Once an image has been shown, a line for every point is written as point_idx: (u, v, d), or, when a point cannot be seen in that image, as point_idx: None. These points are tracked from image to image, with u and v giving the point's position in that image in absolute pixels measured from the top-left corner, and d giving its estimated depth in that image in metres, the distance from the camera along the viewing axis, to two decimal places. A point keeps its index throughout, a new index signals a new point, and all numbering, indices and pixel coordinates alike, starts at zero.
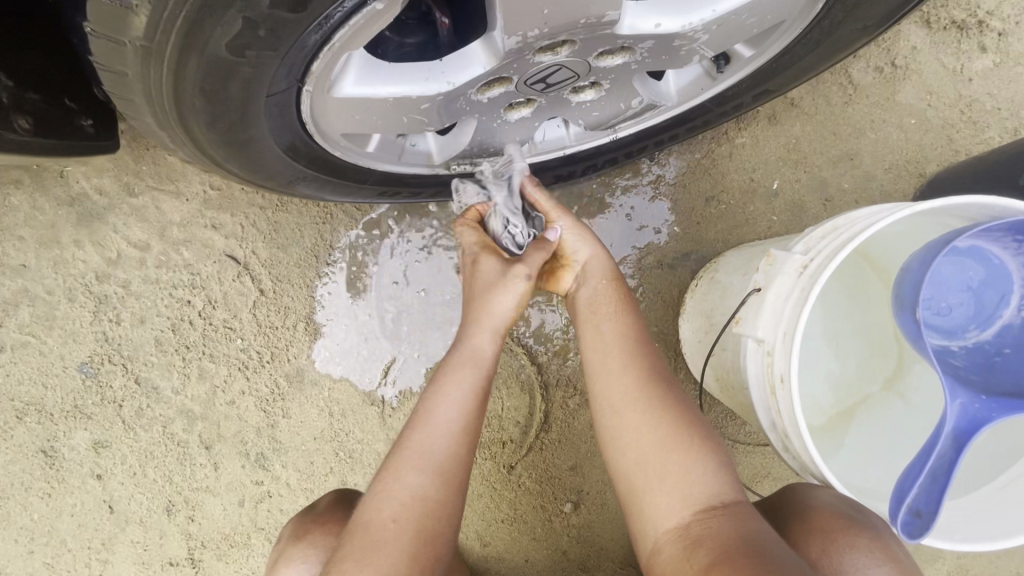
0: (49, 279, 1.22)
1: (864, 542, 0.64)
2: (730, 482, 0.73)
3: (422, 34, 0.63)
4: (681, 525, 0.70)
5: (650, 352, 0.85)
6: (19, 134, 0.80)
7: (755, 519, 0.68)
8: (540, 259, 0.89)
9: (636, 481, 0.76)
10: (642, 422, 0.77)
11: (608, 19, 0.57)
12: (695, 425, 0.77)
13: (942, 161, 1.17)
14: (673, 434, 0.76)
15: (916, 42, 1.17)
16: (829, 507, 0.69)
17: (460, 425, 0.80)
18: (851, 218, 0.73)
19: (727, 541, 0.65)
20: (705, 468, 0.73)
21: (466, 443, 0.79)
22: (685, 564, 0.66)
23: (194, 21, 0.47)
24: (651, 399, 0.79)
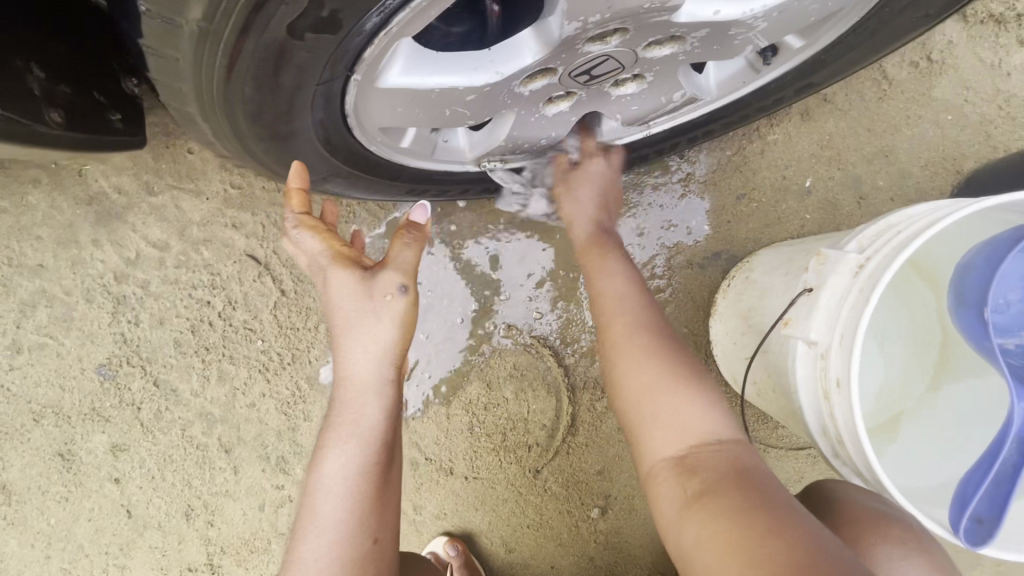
0: (67, 279, 1.20)
1: (896, 533, 0.68)
2: (724, 418, 0.71)
3: (470, 23, 0.61)
4: (676, 453, 0.68)
5: (649, 301, 0.84)
6: (51, 129, 0.76)
7: (748, 454, 0.67)
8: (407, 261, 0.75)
9: (633, 422, 0.74)
10: (636, 363, 0.76)
11: (671, 5, 0.55)
12: (689, 368, 0.75)
13: (980, 158, 1.14)
14: (665, 373, 0.74)
15: (952, 36, 1.14)
16: (860, 506, 0.71)
17: (352, 504, 0.70)
18: (908, 215, 0.71)
19: (725, 473, 0.64)
20: (697, 401, 0.71)
21: (375, 518, 0.71)
22: (680, 490, 0.65)
23: (254, 5, 0.45)
24: (646, 343, 0.78)
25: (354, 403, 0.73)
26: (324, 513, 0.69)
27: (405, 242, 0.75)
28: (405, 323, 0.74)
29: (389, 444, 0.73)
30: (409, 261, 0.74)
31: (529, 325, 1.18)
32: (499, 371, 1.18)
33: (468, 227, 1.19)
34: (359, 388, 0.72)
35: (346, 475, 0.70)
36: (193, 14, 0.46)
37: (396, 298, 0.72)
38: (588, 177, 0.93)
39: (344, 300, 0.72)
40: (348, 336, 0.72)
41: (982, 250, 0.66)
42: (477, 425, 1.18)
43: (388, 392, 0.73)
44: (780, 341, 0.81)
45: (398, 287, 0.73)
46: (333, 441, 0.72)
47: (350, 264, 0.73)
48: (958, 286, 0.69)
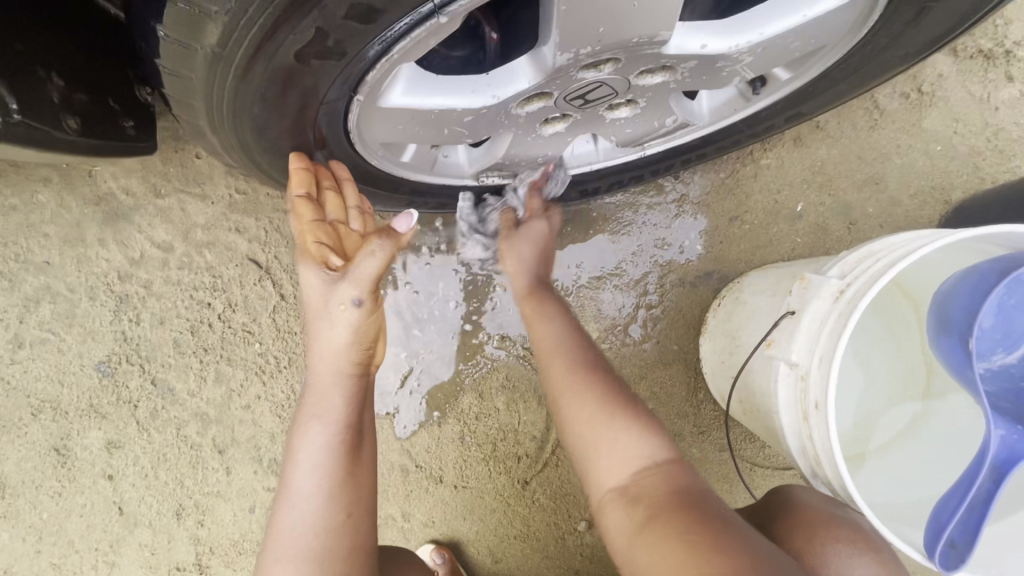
0: (72, 277, 1.23)
1: (842, 535, 0.66)
2: (660, 440, 0.73)
3: (469, 47, 0.63)
4: (620, 483, 0.70)
5: (581, 339, 0.86)
6: (67, 134, 0.80)
7: (686, 473, 0.69)
8: (371, 271, 0.71)
9: (579, 455, 0.76)
10: (578, 398, 0.78)
11: (660, 39, 0.58)
12: (624, 399, 0.77)
13: (968, 189, 1.17)
14: (603, 405, 0.76)
15: (943, 70, 1.17)
16: (815, 509, 0.69)
17: (322, 478, 0.72)
18: (889, 244, 0.73)
19: (666, 497, 0.66)
20: (634, 428, 0.73)
21: (347, 495, 0.73)
22: (627, 520, 0.66)
23: (265, 33, 0.48)
24: (586, 374, 0.80)
25: (323, 391, 0.74)
26: (299, 486, 0.72)
27: (372, 250, 0.71)
28: (362, 330, 0.73)
29: (356, 425, 0.75)
30: (370, 269, 0.70)
31: (522, 337, 1.21)
32: (492, 382, 1.20)
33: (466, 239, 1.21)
34: (326, 377, 0.74)
35: (317, 456, 0.72)
36: (208, 38, 0.49)
37: (350, 308, 0.71)
38: (531, 232, 0.95)
39: (309, 296, 0.73)
40: (314, 326, 0.74)
41: (966, 278, 0.68)
42: (468, 435, 1.20)
43: (351, 381, 0.75)
44: (764, 361, 0.83)
45: (354, 296, 0.70)
46: (307, 427, 0.74)
47: (316, 261, 0.72)
48: (943, 309, 0.70)
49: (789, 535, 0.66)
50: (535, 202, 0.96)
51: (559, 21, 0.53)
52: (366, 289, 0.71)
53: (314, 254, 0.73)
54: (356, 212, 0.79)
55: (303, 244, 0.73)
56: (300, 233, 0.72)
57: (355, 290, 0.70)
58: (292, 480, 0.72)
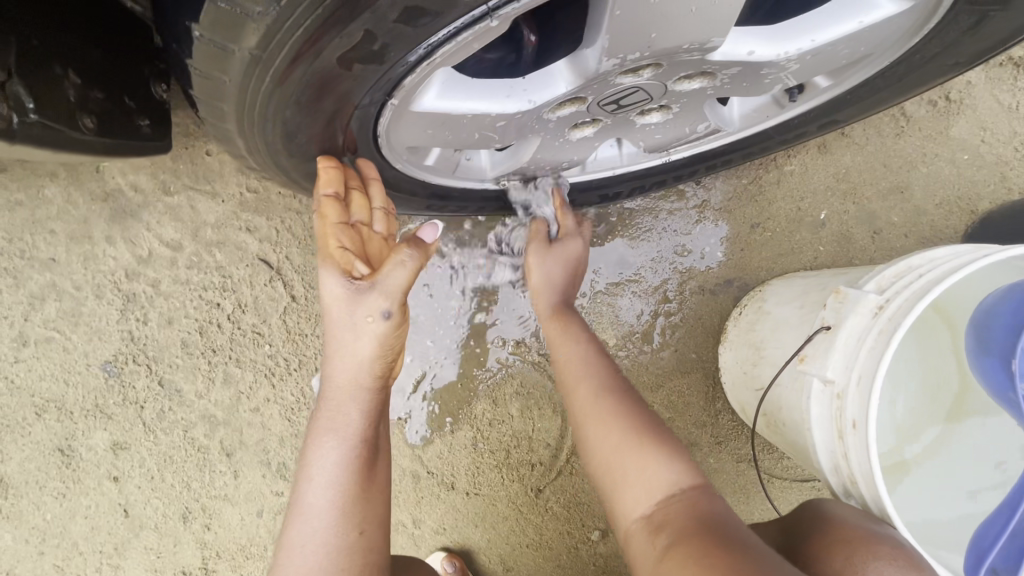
0: (78, 274, 1.20)
1: (885, 550, 0.60)
2: (687, 466, 0.71)
3: (504, 50, 0.61)
4: (647, 510, 0.68)
5: (605, 363, 0.85)
6: (84, 135, 0.77)
7: (710, 498, 0.67)
8: (397, 283, 0.68)
9: (605, 486, 0.75)
10: (602, 423, 0.77)
11: (709, 45, 0.55)
12: (651, 423, 0.76)
13: (995, 199, 1.15)
14: (626, 432, 0.75)
15: (972, 78, 1.15)
16: (850, 524, 0.63)
17: (336, 495, 0.69)
18: (929, 258, 0.71)
19: (690, 522, 0.63)
20: (656, 454, 0.72)
21: (361, 511, 0.70)
22: (651, 547, 0.64)
23: (304, 37, 0.45)
24: (613, 397, 0.80)
25: (341, 404, 0.71)
26: (313, 502, 0.69)
27: (401, 260, 0.68)
28: (388, 343, 0.69)
29: (372, 439, 0.72)
30: (398, 281, 0.67)
31: (538, 343, 1.18)
32: (506, 389, 1.18)
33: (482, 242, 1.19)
34: (344, 390, 0.71)
35: (332, 471, 0.70)
36: (245, 41, 0.46)
37: (377, 320, 0.67)
38: (564, 249, 0.94)
39: (331, 304, 0.69)
40: (333, 334, 0.70)
41: (1008, 295, 0.66)
42: (482, 441, 1.18)
43: (369, 395, 0.71)
44: (792, 376, 0.81)
45: (382, 308, 0.67)
46: (322, 441, 0.71)
47: (341, 267, 0.69)
48: (984, 327, 0.68)
49: (825, 554, 0.61)
50: (567, 218, 0.95)
51: (609, 27, 0.50)
52: (394, 301, 0.68)
53: (338, 259, 0.70)
54: (382, 214, 0.75)
55: (326, 248, 0.69)
56: (323, 237, 0.68)
57: (383, 303, 0.67)
58: (305, 495, 0.70)
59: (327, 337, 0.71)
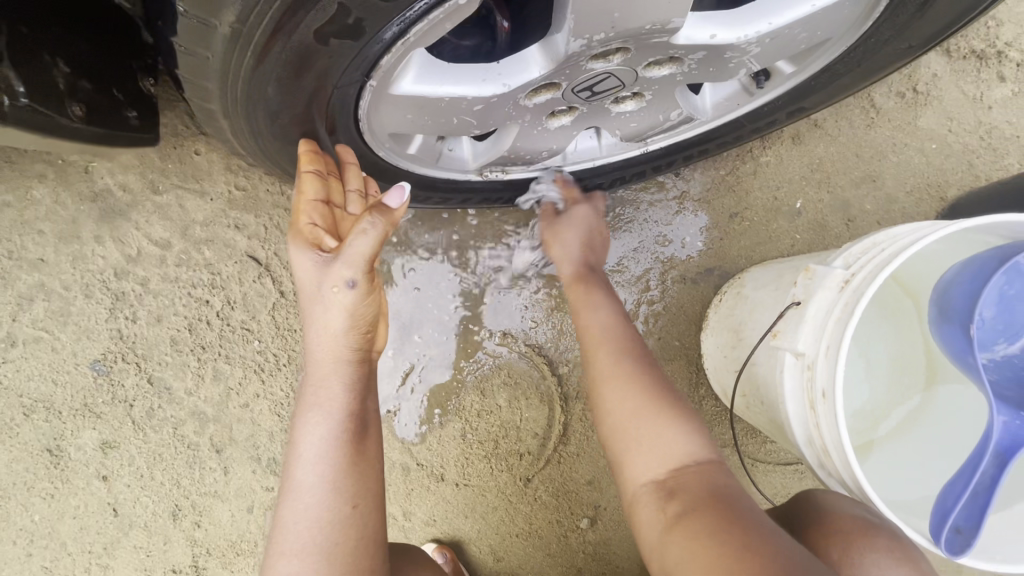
0: (67, 274, 1.21)
1: (882, 543, 0.61)
2: (702, 441, 0.72)
3: (480, 37, 0.64)
4: (655, 477, 0.70)
5: (631, 332, 0.86)
6: (72, 123, 0.78)
7: (722, 473, 0.69)
8: (359, 250, 0.68)
9: (616, 446, 0.76)
10: (619, 392, 0.78)
11: (671, 27, 0.58)
12: (667, 396, 0.77)
13: (963, 186, 1.19)
14: (654, 403, 0.75)
15: (937, 70, 1.19)
16: (847, 515, 0.65)
17: (327, 470, 0.70)
18: (892, 234, 0.74)
19: (704, 494, 0.65)
20: (673, 428, 0.73)
21: (352, 485, 0.71)
22: (661, 514, 0.66)
23: (281, 13, 0.48)
24: (630, 367, 0.80)
25: (321, 379, 0.73)
26: (304, 478, 0.70)
27: (363, 228, 0.68)
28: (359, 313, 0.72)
29: (358, 412, 0.74)
30: (362, 248, 0.68)
31: (524, 333, 1.20)
32: (494, 380, 1.19)
33: (468, 235, 1.21)
34: (325, 363, 0.73)
35: (321, 446, 0.71)
36: (223, 16, 0.48)
37: (343, 289, 0.69)
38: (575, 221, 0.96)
39: (304, 280, 0.72)
40: (309, 309, 0.73)
41: (968, 267, 0.69)
42: (470, 432, 1.19)
43: (349, 367, 0.74)
44: (768, 353, 0.83)
45: (348, 276, 0.69)
46: (309, 419, 0.73)
47: (310, 244, 0.71)
48: (944, 300, 0.71)
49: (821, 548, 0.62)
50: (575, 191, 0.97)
51: (573, 7, 0.53)
52: (359, 269, 0.69)
53: (308, 236, 0.72)
54: (356, 197, 0.78)
55: (299, 225, 0.72)
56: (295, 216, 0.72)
57: (351, 274, 0.69)
58: (296, 472, 0.71)
59: (305, 311, 0.73)
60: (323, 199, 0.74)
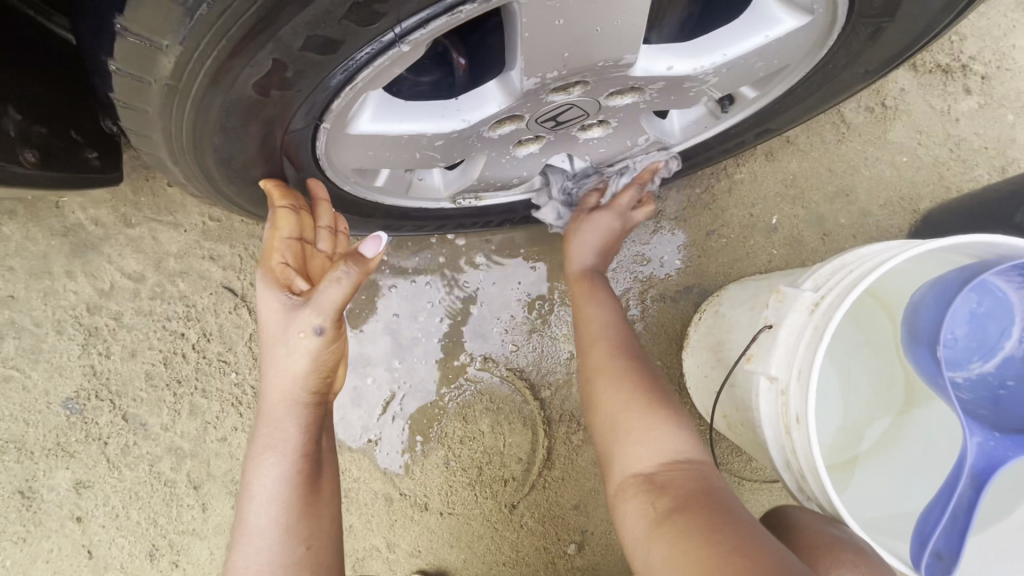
0: (38, 311, 1.19)
1: (848, 557, 0.61)
2: (694, 441, 0.71)
3: (438, 73, 0.64)
4: (644, 472, 0.69)
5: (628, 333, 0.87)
6: (26, 169, 0.78)
7: (713, 475, 0.67)
8: (332, 298, 0.67)
9: (608, 440, 0.75)
10: (609, 389, 0.79)
11: (625, 62, 0.58)
12: (660, 396, 0.76)
13: (935, 198, 1.20)
14: (650, 401, 0.75)
15: (904, 84, 1.21)
16: (815, 529, 0.65)
17: (280, 514, 0.68)
18: (860, 255, 0.74)
19: (693, 492, 0.64)
20: (665, 425, 0.72)
21: (307, 527, 0.70)
22: (648, 510, 0.64)
23: (221, 66, 0.47)
24: (625, 368, 0.81)
25: (276, 420, 0.70)
26: (256, 521, 0.68)
27: (337, 276, 0.66)
28: (322, 360, 0.69)
29: (313, 454, 0.72)
30: (333, 297, 0.66)
31: (505, 357, 1.19)
32: (475, 405, 1.18)
33: (446, 260, 1.20)
34: (281, 405, 0.70)
35: (275, 490, 0.69)
36: (160, 70, 0.48)
37: (310, 336, 0.67)
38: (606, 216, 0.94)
39: (269, 319, 0.69)
40: (268, 348, 0.69)
41: (935, 287, 0.69)
42: (453, 459, 1.18)
43: (306, 411, 0.71)
44: (745, 376, 0.83)
45: (317, 324, 0.67)
46: (261, 459, 0.70)
47: (278, 285, 0.69)
48: (914, 320, 0.71)
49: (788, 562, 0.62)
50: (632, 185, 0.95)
51: (523, 48, 0.53)
52: (328, 317, 0.67)
53: (279, 275, 0.70)
54: (327, 235, 0.75)
55: (270, 263, 0.69)
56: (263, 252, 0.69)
57: (317, 320, 0.67)
58: (246, 513, 0.69)
59: (264, 349, 0.70)
60: (296, 237, 0.71)
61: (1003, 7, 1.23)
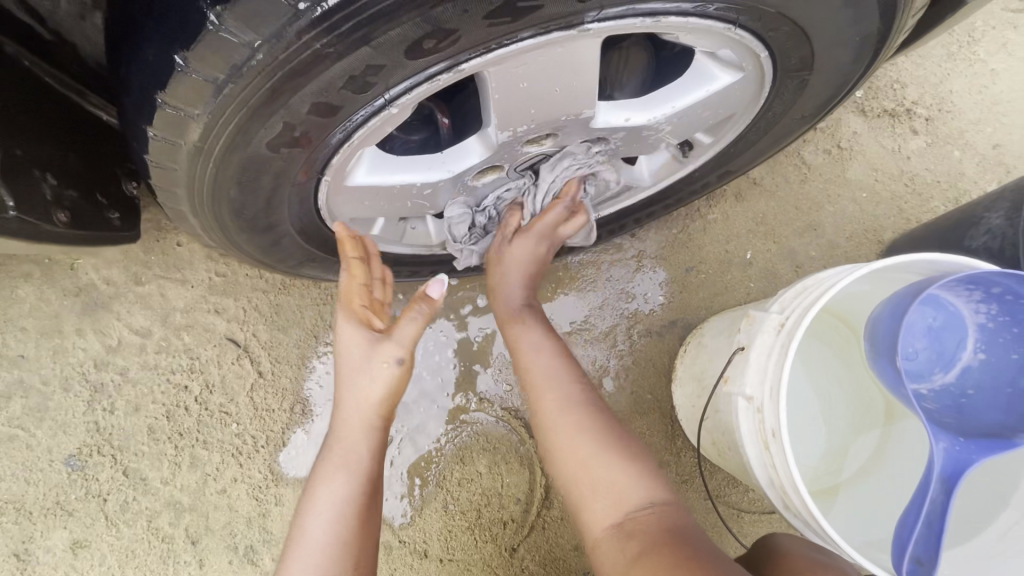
0: (46, 368, 1.23)
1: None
2: (657, 482, 0.72)
3: (425, 131, 0.73)
4: (612, 522, 0.69)
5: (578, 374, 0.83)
6: (57, 228, 0.84)
7: (681, 513, 0.68)
8: (411, 332, 0.78)
9: (573, 491, 0.74)
10: (566, 437, 0.77)
11: (585, 115, 0.67)
12: (618, 437, 0.76)
13: (896, 230, 1.28)
14: (600, 446, 0.75)
15: (856, 128, 1.33)
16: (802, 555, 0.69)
17: (340, 530, 0.71)
18: (818, 278, 0.80)
19: (660, 535, 0.64)
20: (627, 469, 0.73)
21: (355, 538, 0.71)
22: (619, 556, 0.65)
23: (242, 130, 0.55)
24: (581, 415, 0.79)
25: (348, 437, 0.76)
26: (316, 535, 0.70)
27: (413, 314, 0.78)
28: (395, 388, 0.77)
29: (375, 472, 0.76)
30: (412, 331, 0.77)
31: (499, 397, 1.22)
32: (472, 447, 1.20)
33: (439, 304, 1.26)
34: (355, 428, 0.77)
35: (339, 505, 0.72)
36: (189, 133, 0.56)
37: (392, 365, 0.76)
38: (523, 245, 0.90)
39: (348, 351, 0.77)
40: (348, 377, 0.77)
41: (888, 303, 0.75)
42: (452, 503, 1.18)
43: (378, 434, 0.77)
44: (726, 399, 0.87)
45: (396, 355, 0.75)
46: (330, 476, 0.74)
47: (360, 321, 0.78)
48: (872, 335, 0.76)
49: None
50: (557, 207, 0.87)
51: (495, 107, 0.61)
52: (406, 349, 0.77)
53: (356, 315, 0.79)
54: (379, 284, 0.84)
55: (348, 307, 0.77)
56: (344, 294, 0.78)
57: (398, 349, 0.76)
58: (307, 527, 0.71)
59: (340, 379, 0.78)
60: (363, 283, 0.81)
61: (936, 58, 1.37)
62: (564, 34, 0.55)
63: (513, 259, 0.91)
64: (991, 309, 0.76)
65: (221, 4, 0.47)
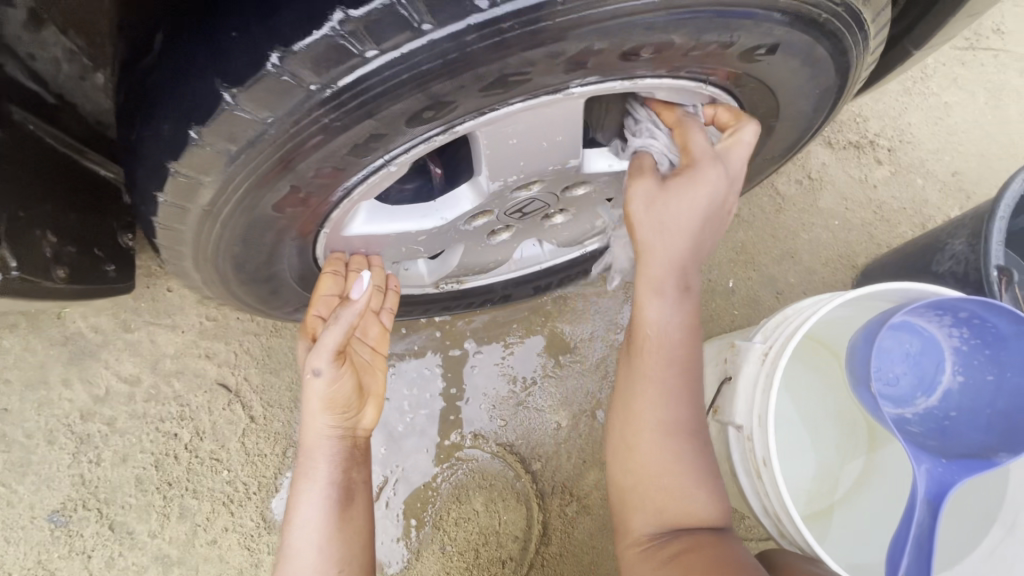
0: (31, 421, 1.20)
1: None
2: (715, 504, 0.70)
3: (419, 180, 0.77)
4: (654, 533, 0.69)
5: (693, 381, 0.73)
6: (57, 283, 0.85)
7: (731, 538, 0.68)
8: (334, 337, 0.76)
9: (626, 498, 0.73)
10: (652, 449, 0.71)
11: (571, 164, 0.72)
12: (695, 455, 0.71)
13: (869, 255, 1.34)
14: (682, 460, 0.71)
15: (824, 160, 1.40)
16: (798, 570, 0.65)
17: (319, 535, 0.75)
18: (797, 308, 0.84)
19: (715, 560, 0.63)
20: (688, 487, 0.70)
21: (339, 549, 0.75)
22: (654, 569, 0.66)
23: (249, 193, 0.58)
24: (676, 435, 0.71)
25: (311, 455, 0.79)
26: (298, 549, 0.75)
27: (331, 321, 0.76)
28: (335, 395, 0.78)
29: (345, 483, 0.79)
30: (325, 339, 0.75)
31: (494, 433, 1.22)
32: (468, 485, 1.19)
33: (431, 342, 1.27)
34: (311, 437, 0.79)
35: (314, 516, 0.76)
36: (199, 197, 0.58)
37: (317, 376, 0.76)
38: (694, 188, 0.71)
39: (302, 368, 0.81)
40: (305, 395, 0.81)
41: (863, 331, 0.78)
42: (449, 544, 1.16)
43: (338, 442, 0.80)
44: (717, 428, 0.90)
45: (315, 366, 0.76)
46: (302, 489, 0.78)
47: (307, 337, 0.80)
48: (851, 362, 0.79)
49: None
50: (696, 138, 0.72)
51: (487, 160, 0.65)
52: (326, 359, 0.76)
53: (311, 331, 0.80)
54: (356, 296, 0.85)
55: (307, 316, 0.81)
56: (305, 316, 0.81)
57: (319, 361, 0.76)
58: (290, 542, 0.75)
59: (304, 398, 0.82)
60: (336, 296, 0.80)
61: (894, 93, 1.46)
62: (551, 98, 0.59)
63: (669, 216, 0.72)
64: (962, 333, 0.80)
65: (237, 86, 0.50)
